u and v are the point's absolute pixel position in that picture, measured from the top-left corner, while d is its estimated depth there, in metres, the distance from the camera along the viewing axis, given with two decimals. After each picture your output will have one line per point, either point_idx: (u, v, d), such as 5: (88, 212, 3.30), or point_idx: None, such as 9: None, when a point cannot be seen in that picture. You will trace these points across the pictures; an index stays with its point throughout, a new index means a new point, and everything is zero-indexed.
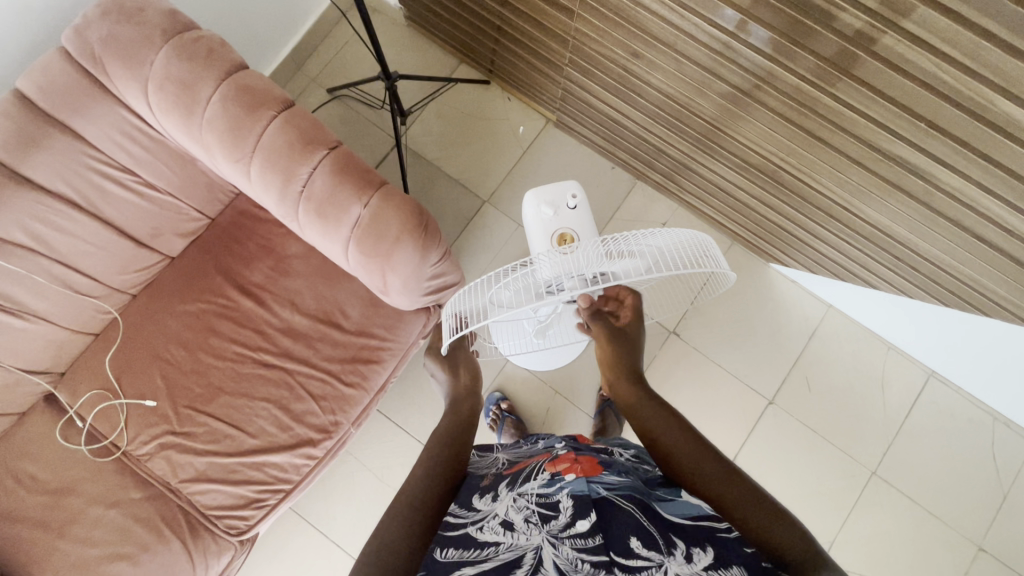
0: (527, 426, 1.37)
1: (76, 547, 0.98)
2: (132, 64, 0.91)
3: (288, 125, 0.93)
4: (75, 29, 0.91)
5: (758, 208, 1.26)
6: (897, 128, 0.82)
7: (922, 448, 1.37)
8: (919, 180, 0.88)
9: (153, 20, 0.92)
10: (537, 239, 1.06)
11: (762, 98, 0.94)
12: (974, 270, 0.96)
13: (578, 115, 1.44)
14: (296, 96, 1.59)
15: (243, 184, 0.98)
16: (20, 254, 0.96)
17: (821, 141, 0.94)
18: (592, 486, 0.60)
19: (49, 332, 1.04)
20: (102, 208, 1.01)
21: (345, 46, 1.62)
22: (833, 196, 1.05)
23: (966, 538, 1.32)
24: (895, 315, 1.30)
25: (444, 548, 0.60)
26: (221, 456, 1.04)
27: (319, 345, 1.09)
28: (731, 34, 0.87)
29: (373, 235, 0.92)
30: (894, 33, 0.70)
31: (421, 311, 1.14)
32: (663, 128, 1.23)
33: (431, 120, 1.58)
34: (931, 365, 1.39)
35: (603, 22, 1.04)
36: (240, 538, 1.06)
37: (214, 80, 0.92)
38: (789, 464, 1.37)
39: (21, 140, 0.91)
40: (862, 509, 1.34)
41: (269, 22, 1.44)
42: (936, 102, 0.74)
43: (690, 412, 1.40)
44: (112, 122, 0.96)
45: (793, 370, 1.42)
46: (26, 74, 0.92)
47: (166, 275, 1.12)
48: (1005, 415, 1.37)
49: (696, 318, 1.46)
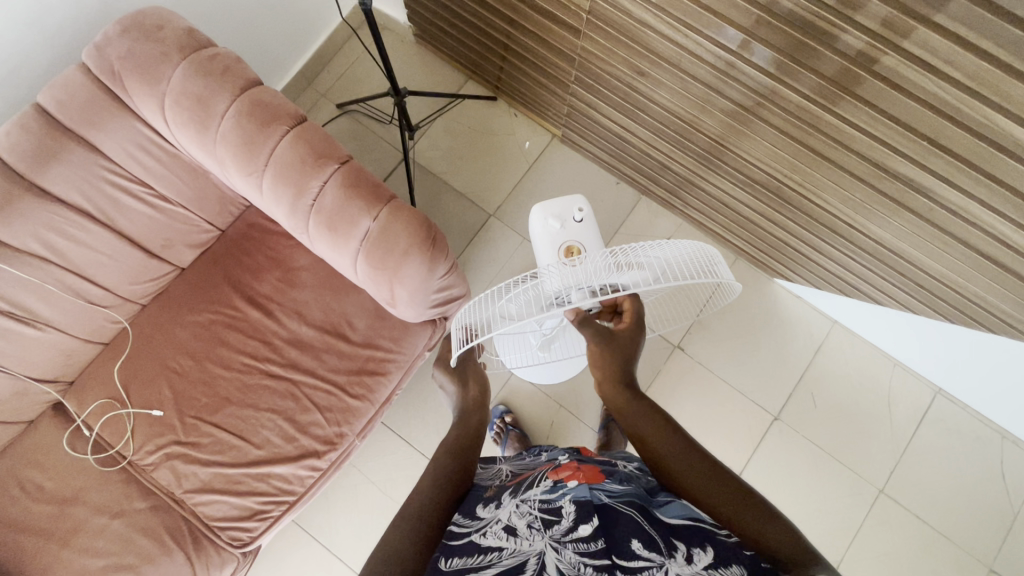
0: (531, 439, 1.36)
1: (79, 557, 0.98)
2: (149, 79, 0.93)
3: (300, 140, 0.95)
4: (96, 46, 0.94)
5: (762, 223, 1.27)
6: (900, 146, 0.83)
7: (929, 466, 1.36)
8: (922, 198, 0.88)
9: (170, 37, 0.94)
10: (543, 252, 1.07)
11: (766, 116, 0.95)
12: (980, 287, 0.96)
13: (582, 131, 1.46)
14: (307, 110, 1.62)
15: (254, 197, 1.00)
16: (34, 264, 0.97)
17: (824, 158, 0.95)
18: (594, 493, 0.62)
19: (60, 341, 1.05)
20: (116, 219, 1.03)
21: (355, 62, 1.65)
22: (836, 212, 1.06)
23: (975, 559, 1.30)
24: (903, 331, 1.29)
25: (448, 556, 0.60)
26: (226, 467, 1.04)
27: (325, 356, 1.09)
28: (733, 53, 0.89)
29: (382, 248, 0.93)
30: (895, 54, 0.71)
31: (427, 324, 1.15)
32: (666, 145, 1.25)
33: (439, 135, 1.60)
34: (937, 382, 1.38)
35: (608, 40, 1.06)
36: (243, 550, 1.05)
37: (229, 95, 0.94)
38: (795, 482, 1.36)
39: (39, 153, 0.93)
40: (870, 528, 1.32)
41: (281, 38, 1.48)
42: (938, 121, 0.75)
43: (696, 427, 1.39)
44: (128, 135, 0.98)
45: (798, 386, 1.42)
46: (47, 89, 0.95)
47: (176, 285, 1.13)
48: (1012, 433, 1.36)
49: (700, 333, 1.46)
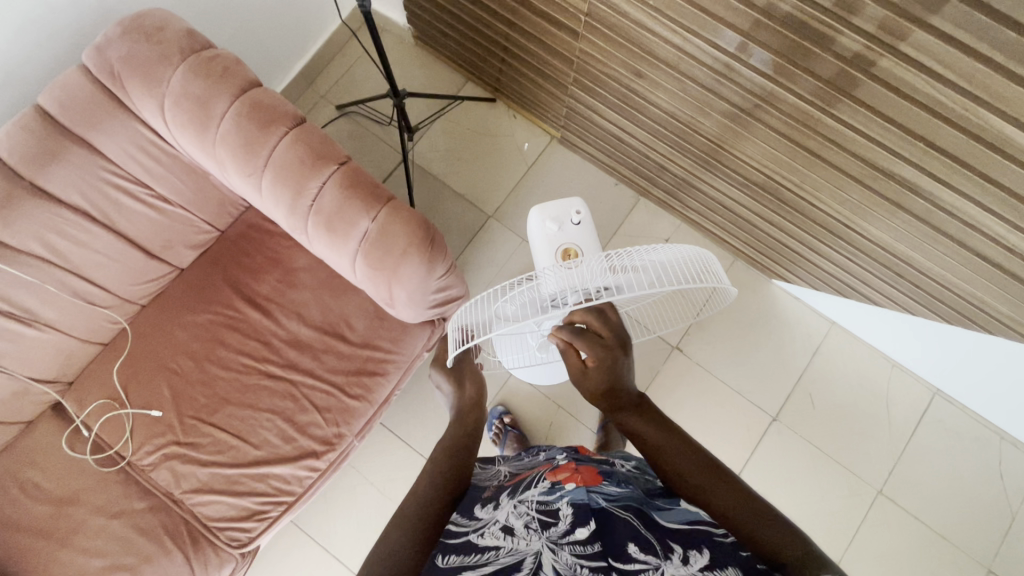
0: (529, 440, 1.37)
1: (78, 557, 0.98)
2: (149, 80, 0.93)
3: (299, 141, 0.95)
4: (96, 48, 0.95)
5: (761, 225, 1.27)
6: (897, 148, 0.83)
7: (927, 467, 1.36)
8: (920, 199, 0.88)
9: (171, 39, 0.95)
10: (542, 254, 1.07)
11: (764, 117, 0.96)
12: (977, 288, 0.96)
13: (582, 133, 1.46)
14: (306, 112, 1.62)
15: (254, 198, 1.01)
16: (34, 264, 0.98)
17: (821, 159, 0.95)
18: (591, 496, 0.62)
19: (59, 342, 1.06)
20: (116, 219, 1.03)
21: (355, 63, 1.66)
22: (834, 213, 1.06)
23: (974, 560, 1.30)
24: (900, 332, 1.30)
25: (445, 554, 0.61)
26: (224, 467, 1.04)
27: (324, 357, 1.09)
28: (732, 55, 0.89)
29: (380, 249, 0.94)
30: (891, 55, 0.71)
31: (426, 324, 1.15)
32: (665, 146, 1.25)
33: (438, 136, 1.61)
34: (936, 383, 1.38)
35: (606, 42, 1.07)
36: (241, 550, 1.05)
37: (228, 96, 0.94)
38: (794, 483, 1.36)
39: (40, 154, 0.93)
40: (868, 528, 1.32)
41: (281, 39, 1.48)
42: (935, 123, 0.75)
43: (694, 428, 1.40)
44: (128, 136, 0.98)
45: (797, 387, 1.42)
46: (47, 90, 0.95)
47: (175, 286, 1.14)
48: (1011, 434, 1.36)
49: (699, 333, 1.46)
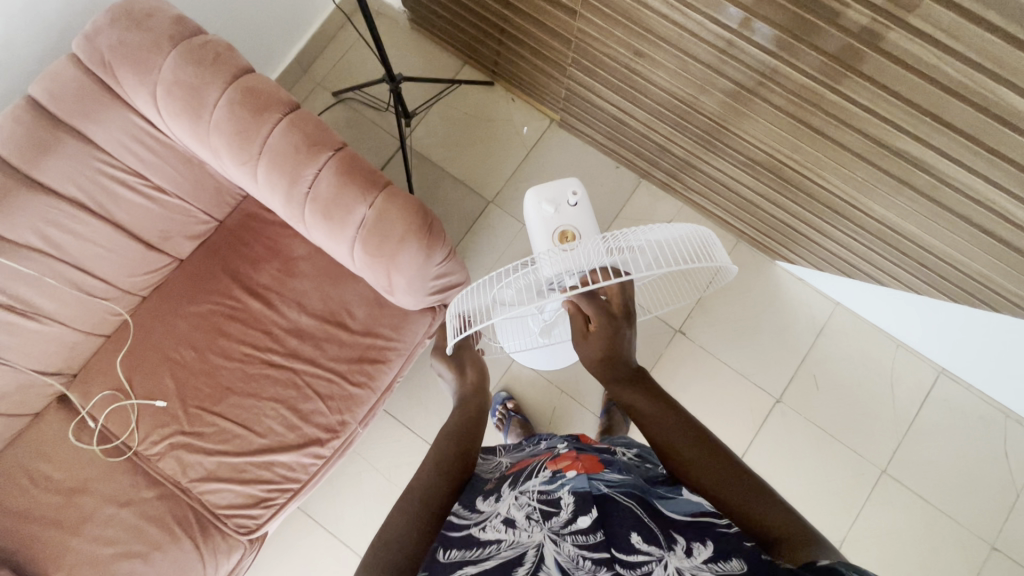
0: (532, 425, 1.37)
1: (88, 546, 0.99)
2: (142, 69, 0.92)
3: (293, 128, 0.94)
4: (86, 36, 0.93)
5: (764, 206, 1.26)
6: (902, 123, 0.81)
7: (932, 446, 1.35)
8: (926, 176, 0.87)
9: (161, 25, 0.93)
10: (537, 238, 1.06)
11: (766, 95, 0.94)
12: (983, 265, 0.95)
13: (581, 115, 1.44)
14: (302, 99, 1.61)
15: (250, 186, 1.00)
16: (34, 257, 0.98)
17: (824, 137, 0.94)
18: (592, 483, 0.62)
19: (61, 333, 1.06)
20: (112, 211, 1.03)
21: (350, 48, 1.64)
22: (837, 191, 1.04)
23: (978, 537, 1.30)
24: (903, 312, 1.29)
25: (446, 549, 0.60)
26: (230, 455, 1.05)
27: (325, 345, 1.09)
28: (734, 32, 0.87)
29: (379, 234, 0.93)
30: (899, 28, 0.69)
31: (426, 311, 1.15)
32: (666, 127, 1.23)
33: (436, 122, 1.59)
34: (941, 363, 1.37)
35: (606, 21, 1.04)
36: (250, 536, 1.06)
37: (221, 84, 0.93)
38: (798, 463, 1.36)
39: (33, 146, 0.93)
40: (872, 507, 1.33)
41: (274, 24, 1.46)
42: (942, 97, 0.74)
43: (697, 410, 1.39)
44: (122, 127, 0.98)
45: (800, 368, 1.41)
46: (38, 81, 0.94)
47: (175, 276, 1.14)
48: (1016, 412, 1.35)
49: (702, 316, 1.45)
